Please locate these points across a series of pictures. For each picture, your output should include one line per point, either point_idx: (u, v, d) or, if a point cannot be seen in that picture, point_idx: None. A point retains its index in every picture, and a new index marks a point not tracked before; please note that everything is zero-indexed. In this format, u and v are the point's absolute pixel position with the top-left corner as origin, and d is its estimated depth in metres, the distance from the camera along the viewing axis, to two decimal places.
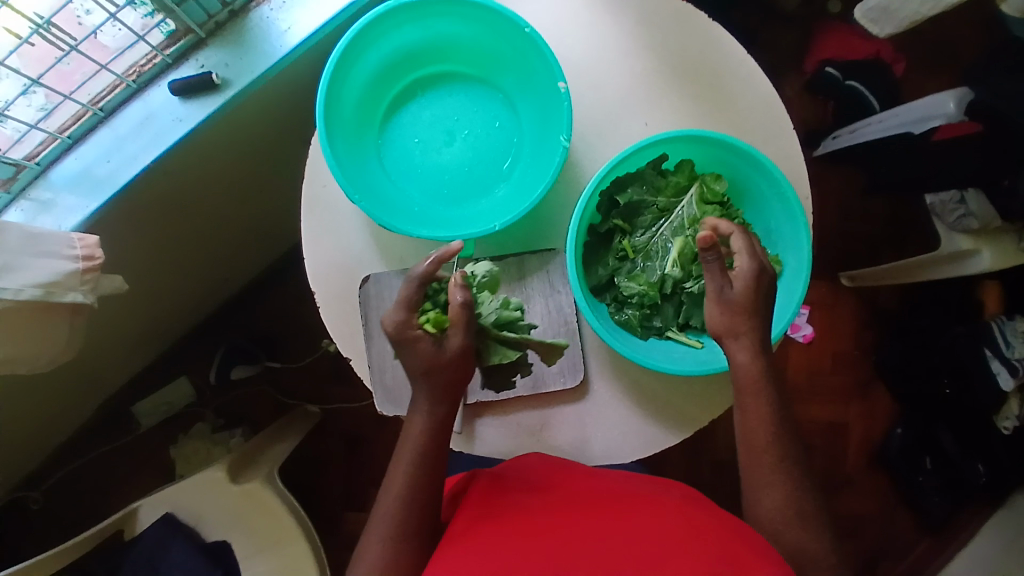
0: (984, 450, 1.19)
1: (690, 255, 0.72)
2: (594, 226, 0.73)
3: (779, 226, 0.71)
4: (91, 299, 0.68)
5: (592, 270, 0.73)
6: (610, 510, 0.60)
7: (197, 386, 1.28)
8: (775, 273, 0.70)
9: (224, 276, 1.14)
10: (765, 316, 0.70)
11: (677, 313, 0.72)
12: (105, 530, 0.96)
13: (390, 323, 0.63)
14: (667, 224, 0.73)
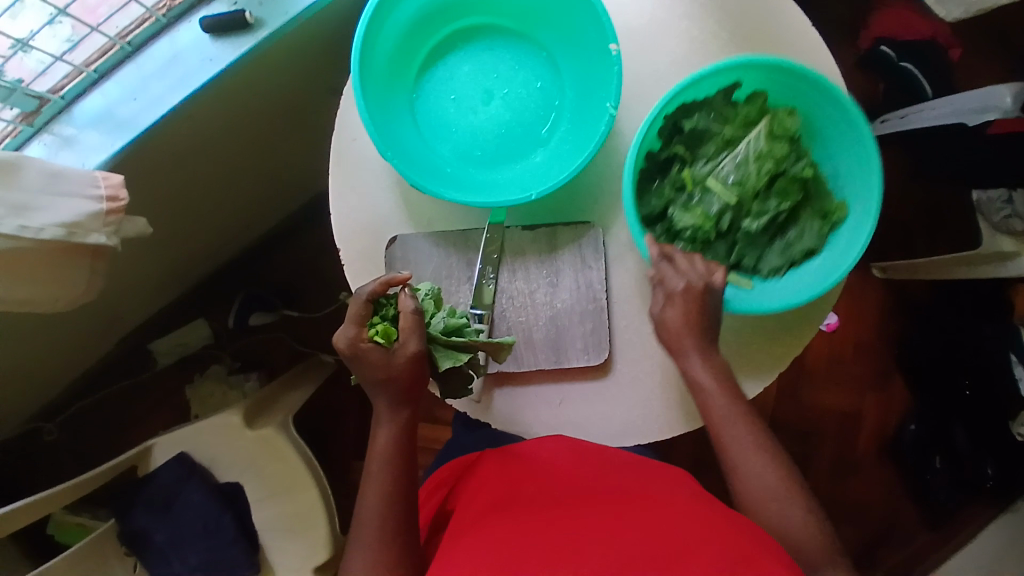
0: (998, 451, 1.19)
1: (752, 191, 0.68)
2: (652, 153, 0.70)
3: (848, 170, 0.68)
4: (114, 242, 0.68)
5: (645, 199, 0.69)
6: (602, 494, 0.61)
7: (214, 329, 1.29)
8: (837, 218, 0.68)
9: (246, 220, 1.13)
10: (823, 261, 0.68)
11: (729, 252, 0.70)
12: (120, 465, 0.97)
13: (343, 339, 0.62)
14: (730, 156, 0.70)
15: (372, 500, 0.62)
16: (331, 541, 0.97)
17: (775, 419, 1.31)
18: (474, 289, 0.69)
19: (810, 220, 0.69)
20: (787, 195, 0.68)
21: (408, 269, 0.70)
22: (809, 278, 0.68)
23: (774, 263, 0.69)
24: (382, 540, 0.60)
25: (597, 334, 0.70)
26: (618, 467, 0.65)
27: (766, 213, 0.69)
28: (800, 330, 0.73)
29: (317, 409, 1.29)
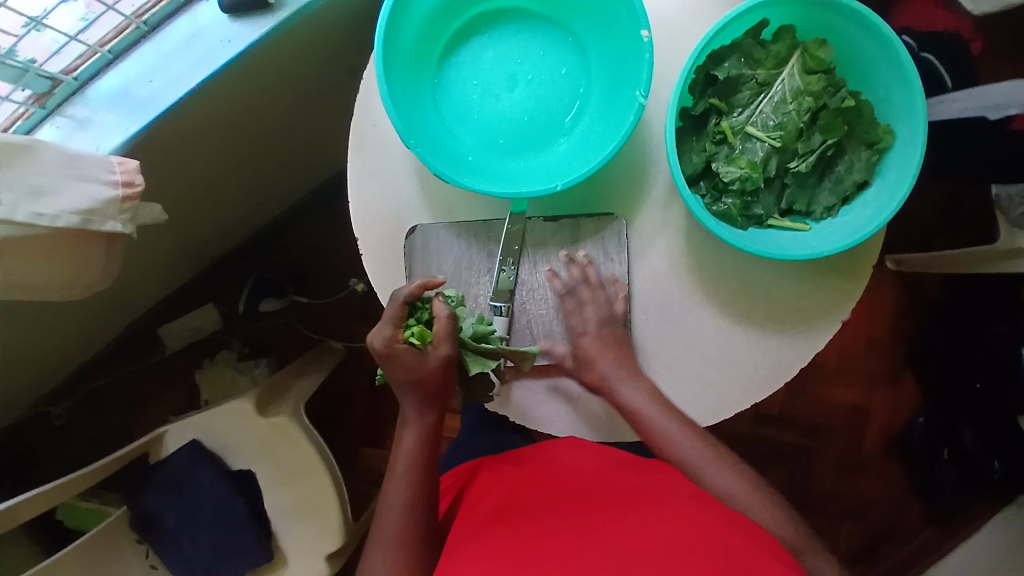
0: (1006, 446, 1.17)
1: (795, 131, 0.67)
2: (687, 108, 0.69)
3: (889, 94, 0.67)
4: (130, 229, 0.67)
5: (685, 157, 0.69)
6: (596, 490, 0.61)
7: (223, 313, 1.28)
8: (886, 145, 0.66)
9: (257, 206, 1.12)
10: (876, 193, 0.67)
11: (778, 199, 0.70)
12: (132, 453, 0.97)
13: (378, 338, 0.64)
14: (766, 99, 0.68)
15: (395, 501, 0.65)
16: (343, 529, 0.98)
17: (784, 411, 1.31)
18: (495, 282, 0.69)
19: (857, 151, 0.68)
20: (831, 129, 0.67)
21: (428, 259, 0.69)
22: (868, 208, 0.67)
23: (827, 202, 0.68)
24: (407, 541, 0.63)
25: (613, 337, 0.68)
26: (619, 465, 0.66)
27: (812, 151, 0.68)
28: (848, 294, 0.70)
29: (327, 395, 1.29)
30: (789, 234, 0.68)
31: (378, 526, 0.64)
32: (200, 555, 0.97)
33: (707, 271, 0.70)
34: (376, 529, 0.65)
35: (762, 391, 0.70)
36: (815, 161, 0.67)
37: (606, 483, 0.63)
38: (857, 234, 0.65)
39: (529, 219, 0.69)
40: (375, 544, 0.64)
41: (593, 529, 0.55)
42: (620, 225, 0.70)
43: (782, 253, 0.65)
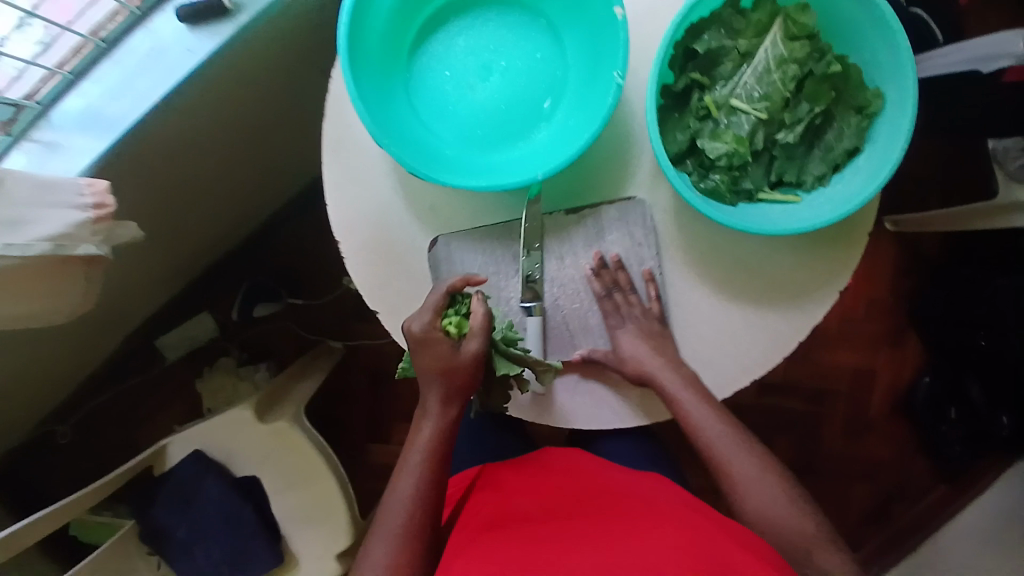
0: (1009, 400, 1.14)
1: (781, 101, 0.65)
2: (669, 86, 0.66)
3: (877, 55, 0.64)
4: (105, 251, 0.66)
5: (670, 136, 0.66)
6: (574, 508, 0.63)
7: (220, 321, 1.27)
8: (875, 110, 0.64)
9: (242, 212, 1.11)
10: (868, 159, 0.65)
11: (768, 172, 0.67)
12: (137, 466, 0.97)
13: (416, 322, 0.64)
14: (750, 70, 0.66)
15: (404, 488, 0.65)
16: (351, 527, 0.99)
17: (788, 380, 1.30)
18: (524, 282, 0.67)
19: (846, 117, 0.65)
20: (818, 97, 0.65)
21: (455, 268, 0.67)
22: (859, 175, 0.65)
23: (818, 171, 0.66)
24: (414, 530, 0.63)
25: (649, 339, 0.67)
26: (596, 479, 0.69)
27: (799, 121, 0.66)
28: (844, 265, 0.69)
29: (328, 395, 1.29)
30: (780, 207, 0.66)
31: (384, 511, 0.64)
32: (214, 563, 0.97)
33: (703, 249, 0.69)
34: (381, 512, 0.65)
35: (762, 366, 0.69)
36: (803, 130, 0.65)
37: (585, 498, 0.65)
38: (850, 203, 0.62)
39: (548, 215, 0.68)
40: (378, 530, 0.63)
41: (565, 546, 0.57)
42: (641, 203, 0.68)
43: (776, 230, 0.62)
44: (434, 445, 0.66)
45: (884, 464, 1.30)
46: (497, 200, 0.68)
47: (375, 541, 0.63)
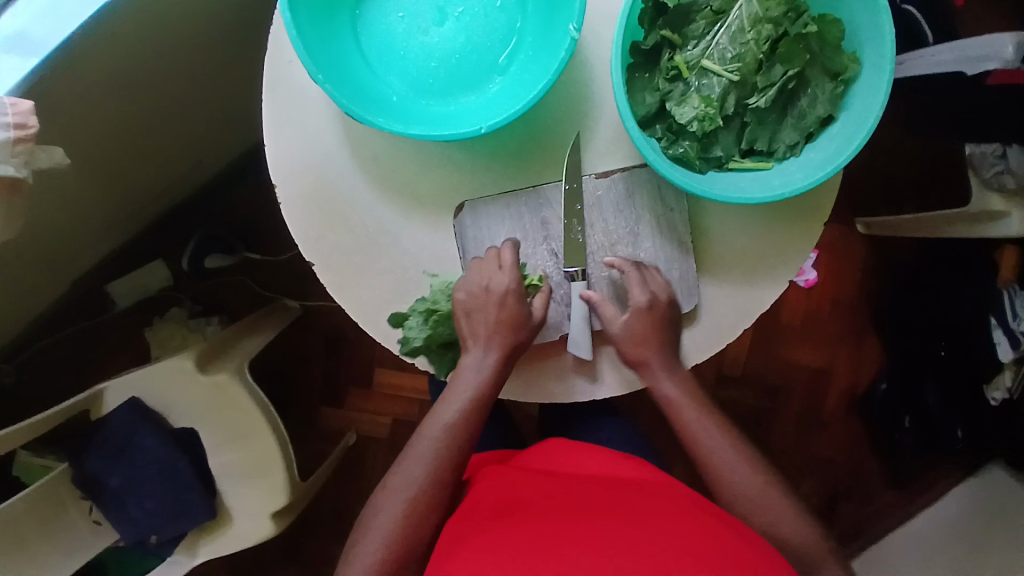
0: (970, 413, 1.16)
1: (754, 62, 0.58)
2: (636, 43, 0.58)
3: (853, 15, 0.57)
4: (25, 174, 0.60)
5: (637, 98, 0.59)
6: (581, 512, 0.57)
7: (173, 270, 1.25)
8: (851, 75, 0.58)
9: (201, 158, 1.06)
10: (842, 126, 0.59)
11: (738, 138, 0.60)
12: (73, 408, 0.90)
13: (476, 283, 0.63)
14: (723, 29, 0.59)
15: (425, 447, 0.63)
16: (289, 486, 0.95)
17: (747, 373, 1.29)
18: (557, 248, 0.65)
19: (821, 82, 0.59)
20: (793, 57, 0.58)
21: (481, 237, 0.65)
22: (832, 143, 0.59)
23: (790, 139, 0.60)
24: (426, 493, 0.62)
25: (655, 320, 0.63)
26: (619, 483, 0.62)
27: (772, 84, 0.59)
28: (801, 248, 0.67)
29: (280, 354, 1.26)
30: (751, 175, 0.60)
31: (401, 466, 0.63)
32: (149, 515, 0.95)
33: (652, 229, 0.65)
34: (398, 466, 0.64)
35: (705, 351, 0.68)
36: (777, 95, 0.58)
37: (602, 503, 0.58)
38: (822, 171, 0.57)
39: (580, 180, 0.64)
40: (391, 485, 0.63)
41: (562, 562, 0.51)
42: (590, 178, 0.64)
43: (746, 198, 0.57)
44: (467, 407, 0.63)
45: (838, 466, 1.30)
46: (443, 153, 0.65)
47: (387, 495, 0.62)
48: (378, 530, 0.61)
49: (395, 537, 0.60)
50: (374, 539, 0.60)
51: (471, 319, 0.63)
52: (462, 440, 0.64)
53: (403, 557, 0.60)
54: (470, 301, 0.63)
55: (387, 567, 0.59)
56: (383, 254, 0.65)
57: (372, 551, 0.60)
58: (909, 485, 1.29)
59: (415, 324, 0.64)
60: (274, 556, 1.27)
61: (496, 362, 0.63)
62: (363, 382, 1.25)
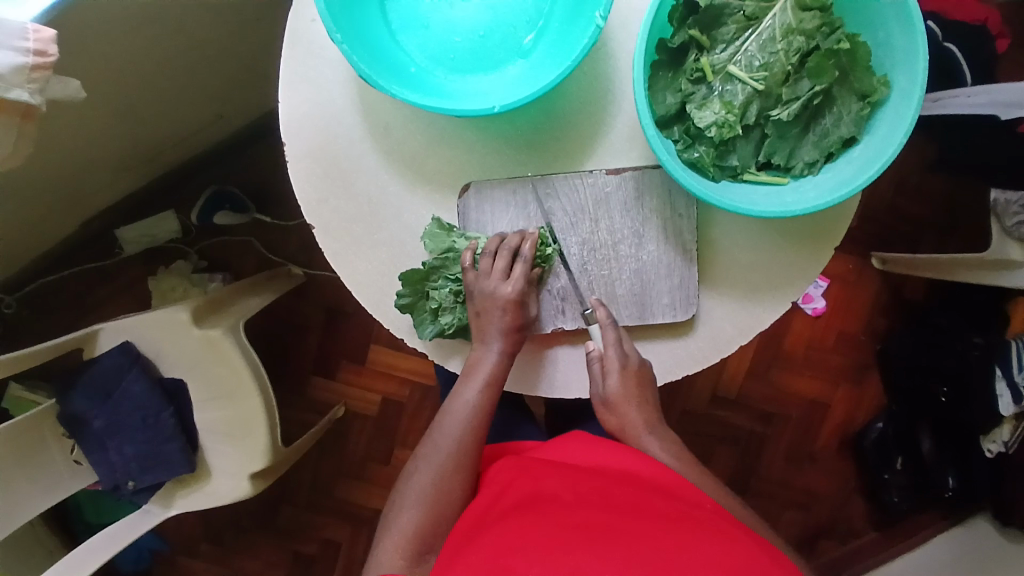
0: (961, 459, 1.15)
1: (781, 73, 0.57)
2: (664, 40, 0.57)
3: (889, 39, 0.56)
4: (38, 102, 0.60)
5: (658, 96, 0.58)
6: (580, 510, 0.54)
7: (183, 223, 1.23)
8: (879, 98, 0.56)
9: (221, 112, 1.06)
10: (863, 150, 0.57)
11: (756, 150, 0.59)
12: (66, 345, 0.91)
13: (487, 288, 0.62)
14: (754, 36, 0.57)
15: (450, 428, 0.64)
16: (270, 450, 0.95)
17: (742, 395, 1.27)
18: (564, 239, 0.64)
19: (847, 102, 0.57)
20: (822, 73, 0.56)
21: (482, 221, 0.64)
22: (851, 166, 0.58)
23: (809, 157, 0.58)
24: (451, 469, 0.62)
25: (636, 378, 0.64)
26: (627, 483, 0.59)
27: (796, 99, 0.58)
28: (807, 271, 0.65)
29: (278, 320, 1.25)
30: (765, 189, 0.59)
31: (428, 443, 0.64)
32: (125, 460, 0.95)
33: (657, 233, 0.64)
34: (425, 443, 0.64)
35: (697, 363, 0.67)
36: (799, 109, 0.57)
37: (606, 504, 0.55)
38: (837, 192, 0.56)
39: (588, 172, 0.63)
40: (420, 460, 0.63)
41: (566, 558, 0.47)
42: (600, 175, 0.63)
43: (757, 211, 0.56)
44: (486, 387, 0.63)
45: (823, 500, 1.28)
46: (456, 131, 0.64)
47: (415, 469, 0.63)
48: (410, 503, 0.61)
49: (427, 508, 0.60)
50: (406, 510, 0.60)
51: (481, 322, 0.62)
52: (481, 420, 0.64)
53: (433, 530, 0.60)
54: (481, 303, 0.62)
55: (419, 538, 0.59)
56: (383, 226, 0.65)
57: (405, 523, 0.60)
58: (892, 529, 1.27)
59: (439, 285, 0.64)
60: (247, 518, 1.27)
61: (510, 350, 0.63)
62: (356, 358, 1.24)
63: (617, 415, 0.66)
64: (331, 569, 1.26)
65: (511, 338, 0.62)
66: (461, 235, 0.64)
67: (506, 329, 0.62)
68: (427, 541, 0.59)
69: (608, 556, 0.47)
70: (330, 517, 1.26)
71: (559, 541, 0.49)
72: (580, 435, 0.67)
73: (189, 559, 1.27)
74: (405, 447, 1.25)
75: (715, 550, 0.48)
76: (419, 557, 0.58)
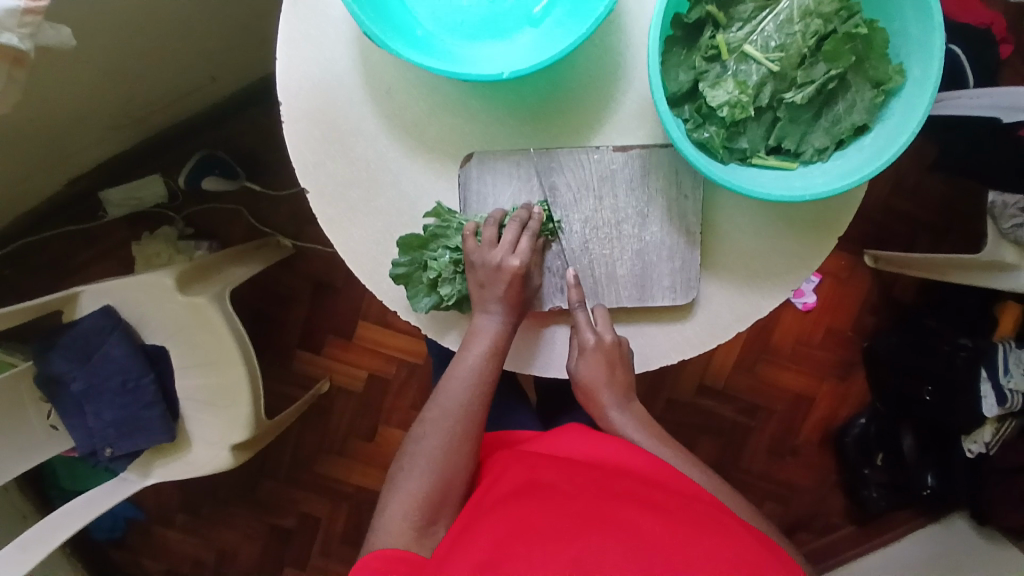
0: (942, 460, 1.16)
1: (797, 56, 0.56)
2: (681, 15, 0.56)
3: (905, 27, 0.55)
4: (28, 48, 0.57)
5: (671, 72, 0.56)
6: (576, 499, 0.53)
7: (170, 188, 1.20)
8: (894, 86, 0.55)
9: (213, 75, 1.03)
10: (875, 138, 0.56)
11: (767, 134, 0.58)
12: (45, 306, 0.88)
13: (490, 260, 0.60)
14: (771, 16, 0.56)
15: (454, 392, 0.61)
16: (252, 423, 0.94)
17: (728, 387, 1.27)
18: (565, 215, 0.62)
19: (861, 89, 0.56)
20: (838, 57, 0.55)
21: (482, 193, 0.62)
22: (861, 154, 0.57)
23: (819, 143, 0.57)
24: (459, 434, 0.61)
25: (607, 358, 0.63)
26: (624, 476, 0.58)
27: (809, 83, 0.56)
28: (808, 261, 0.65)
29: (265, 291, 1.23)
30: (774, 174, 0.58)
31: (434, 407, 0.62)
32: (102, 425, 0.92)
33: (661, 213, 0.62)
34: (431, 407, 0.62)
35: (694, 349, 0.66)
36: (813, 93, 0.55)
37: (603, 494, 0.54)
38: (845, 179, 0.55)
39: (594, 148, 0.62)
40: (426, 424, 0.61)
41: (564, 549, 0.47)
42: (606, 151, 0.62)
43: (764, 194, 0.54)
44: (488, 355, 0.61)
45: (802, 495, 1.29)
46: (461, 99, 0.62)
47: (423, 434, 0.61)
48: (418, 468, 0.59)
49: (437, 472, 0.59)
50: (414, 476, 0.59)
51: (482, 292, 0.61)
52: (486, 385, 0.62)
53: (442, 496, 0.59)
54: (484, 274, 0.60)
55: (428, 505, 0.58)
56: (380, 193, 0.63)
57: (413, 488, 0.58)
58: (869, 524, 1.28)
59: (438, 254, 0.62)
60: (227, 490, 1.25)
61: (511, 320, 0.61)
62: (343, 333, 1.23)
63: (587, 392, 0.65)
64: (309, 544, 1.25)
65: (514, 311, 0.61)
66: (462, 219, 0.62)
67: (509, 302, 0.61)
68: (435, 508, 0.58)
69: (606, 548, 0.47)
70: (311, 492, 1.25)
71: (555, 533, 0.49)
72: (574, 427, 0.66)
73: (166, 529, 1.25)
74: (389, 425, 1.24)
75: (710, 544, 0.48)
76: (428, 525, 0.58)
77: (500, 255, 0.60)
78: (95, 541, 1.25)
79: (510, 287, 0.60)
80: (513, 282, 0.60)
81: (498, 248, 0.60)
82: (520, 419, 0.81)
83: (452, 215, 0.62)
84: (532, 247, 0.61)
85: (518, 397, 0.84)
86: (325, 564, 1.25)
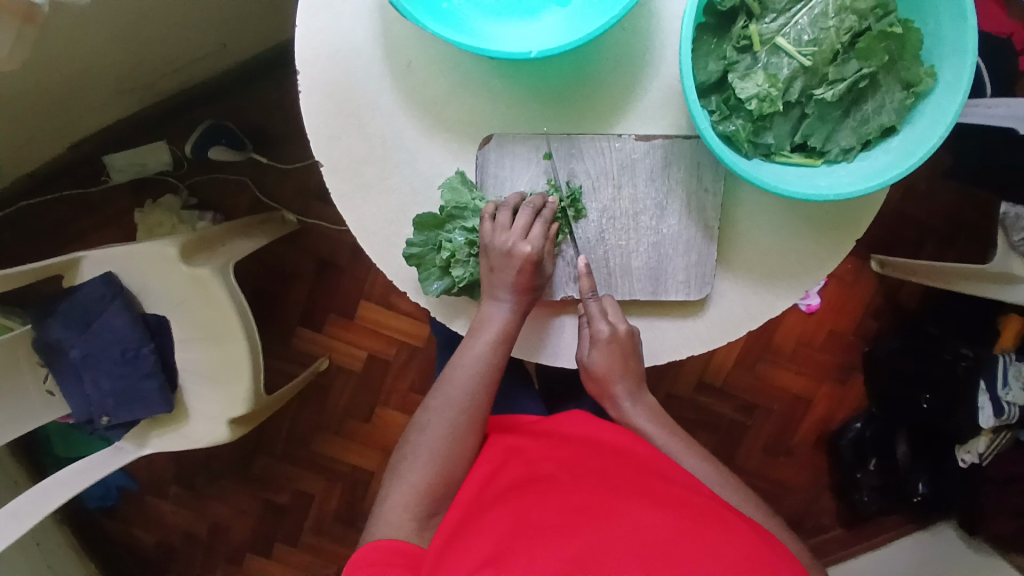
0: (935, 466, 1.15)
1: (830, 51, 0.54)
2: (714, 2, 0.54)
3: (940, 29, 0.53)
4: (41, 3, 0.56)
5: (700, 62, 0.55)
6: (579, 496, 0.52)
7: (175, 156, 1.18)
8: (925, 89, 0.54)
9: (223, 42, 1.01)
10: (902, 140, 0.55)
11: (793, 131, 0.57)
12: (44, 272, 0.86)
13: (501, 244, 0.58)
14: (806, 9, 0.55)
15: (460, 381, 0.61)
16: (251, 399, 0.93)
17: (727, 385, 1.27)
18: (584, 201, 0.61)
19: (890, 89, 0.55)
20: (871, 55, 0.54)
21: (501, 176, 0.61)
22: (888, 156, 0.56)
23: (846, 142, 0.56)
24: (461, 426, 0.60)
25: (620, 350, 0.62)
26: (628, 470, 0.57)
27: (840, 80, 0.55)
28: (825, 260, 0.64)
29: (267, 266, 1.22)
30: (796, 171, 0.57)
31: (438, 395, 0.61)
32: (100, 395, 0.91)
33: (680, 206, 0.61)
34: (435, 395, 0.62)
35: (704, 345, 0.65)
36: (843, 90, 0.54)
37: (607, 489, 0.53)
38: (872, 180, 0.54)
39: (617, 137, 0.61)
40: (430, 412, 0.61)
41: (565, 550, 0.46)
42: (628, 140, 0.61)
43: (790, 193, 0.54)
44: (496, 343, 0.60)
45: (795, 495, 1.29)
46: (482, 78, 0.61)
47: (427, 423, 0.60)
48: (420, 460, 0.59)
49: (439, 464, 0.59)
50: (420, 464, 0.59)
51: (493, 278, 0.60)
52: (492, 375, 0.61)
53: (446, 488, 0.59)
54: (496, 259, 0.59)
55: (429, 498, 0.58)
56: (396, 169, 0.62)
57: (416, 479, 0.58)
58: (858, 527, 1.29)
59: (454, 235, 0.61)
60: (221, 464, 1.25)
61: (522, 309, 0.60)
62: (344, 312, 1.22)
63: (600, 381, 0.65)
64: (301, 521, 1.25)
65: (522, 301, 0.60)
66: (481, 199, 0.61)
67: (519, 288, 0.60)
68: (437, 500, 0.58)
69: (609, 552, 0.46)
70: (305, 470, 1.24)
71: (556, 533, 0.48)
72: (576, 414, 0.65)
73: (158, 499, 1.25)
74: (387, 406, 1.23)
75: (712, 545, 0.47)
76: (428, 517, 0.57)
77: (510, 236, 0.58)
78: (87, 508, 1.24)
79: (523, 272, 0.59)
80: (525, 271, 0.59)
81: (512, 229, 0.59)
82: (522, 406, 0.81)
83: (464, 194, 0.61)
84: (547, 233, 0.60)
85: (521, 384, 0.84)
86: (314, 541, 1.25)
